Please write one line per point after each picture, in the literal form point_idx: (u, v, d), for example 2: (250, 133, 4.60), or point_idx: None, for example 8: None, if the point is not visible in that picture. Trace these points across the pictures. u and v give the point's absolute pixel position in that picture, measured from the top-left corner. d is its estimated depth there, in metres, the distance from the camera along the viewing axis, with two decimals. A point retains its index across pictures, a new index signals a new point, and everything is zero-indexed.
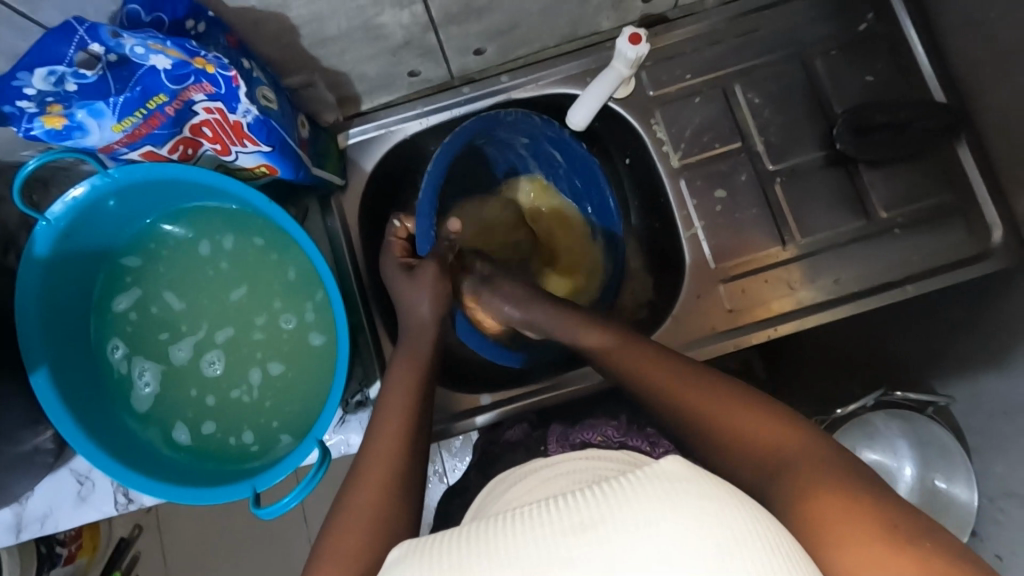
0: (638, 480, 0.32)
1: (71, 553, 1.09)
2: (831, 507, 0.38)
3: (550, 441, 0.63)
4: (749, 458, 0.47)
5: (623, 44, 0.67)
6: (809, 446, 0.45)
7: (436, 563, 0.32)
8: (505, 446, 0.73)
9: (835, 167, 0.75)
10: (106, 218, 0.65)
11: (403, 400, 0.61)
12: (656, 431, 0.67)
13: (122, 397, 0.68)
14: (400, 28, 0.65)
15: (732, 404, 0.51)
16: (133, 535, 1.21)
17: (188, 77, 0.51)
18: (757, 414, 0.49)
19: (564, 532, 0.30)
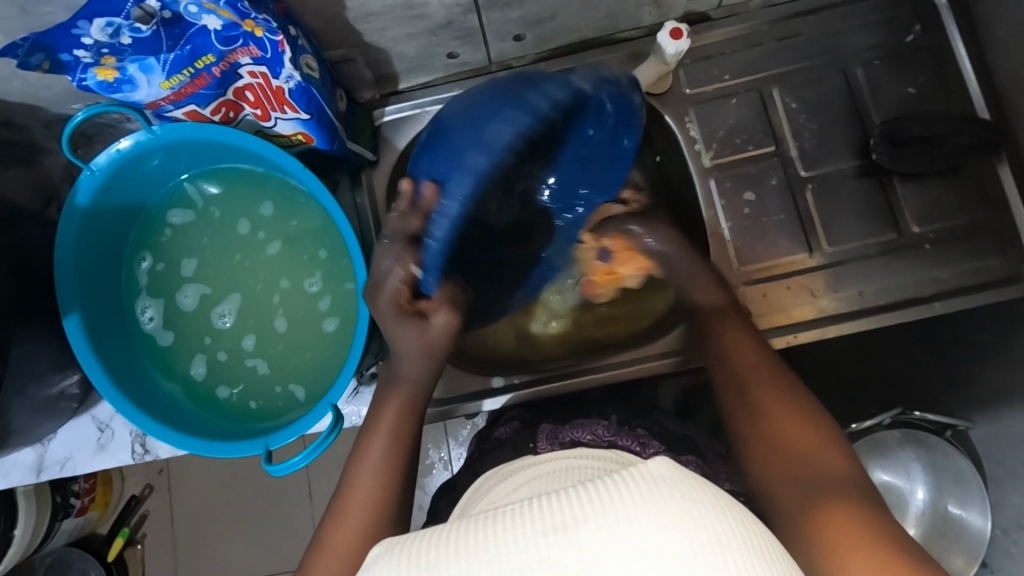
0: (626, 479, 0.33)
1: (83, 506, 1.12)
2: (837, 520, 0.44)
3: (539, 439, 0.65)
4: (790, 464, 0.51)
5: (664, 38, 0.67)
6: (851, 478, 0.49)
7: (415, 556, 0.33)
8: (494, 442, 0.72)
9: (868, 177, 0.74)
10: (146, 173, 0.67)
11: (384, 429, 0.61)
12: (648, 433, 0.68)
13: (145, 347, 0.70)
14: (442, 8, 0.65)
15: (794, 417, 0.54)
16: (144, 494, 1.25)
17: (236, 40, 0.53)
18: (814, 432, 0.53)
19: (543, 531, 0.31)
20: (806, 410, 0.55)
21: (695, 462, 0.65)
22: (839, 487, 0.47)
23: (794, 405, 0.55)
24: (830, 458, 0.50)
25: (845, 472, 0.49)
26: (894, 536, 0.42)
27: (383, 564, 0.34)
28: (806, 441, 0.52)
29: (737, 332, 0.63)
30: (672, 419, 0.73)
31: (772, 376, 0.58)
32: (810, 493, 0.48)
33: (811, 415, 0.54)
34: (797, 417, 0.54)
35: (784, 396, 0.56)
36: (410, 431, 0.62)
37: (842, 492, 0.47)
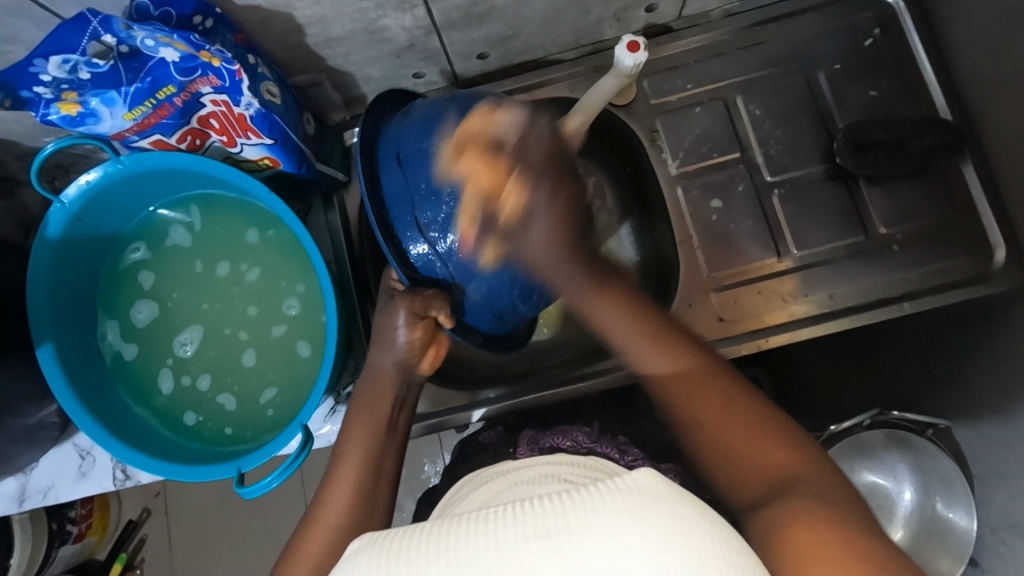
0: (613, 487, 0.33)
1: (80, 532, 1.12)
2: (809, 524, 0.39)
3: (519, 445, 0.67)
4: (744, 470, 0.48)
5: (621, 51, 0.68)
6: (808, 466, 0.46)
7: (394, 553, 0.34)
8: (475, 446, 0.74)
9: (835, 182, 0.75)
10: (118, 202, 0.68)
11: (360, 447, 0.60)
12: (628, 440, 0.70)
13: (120, 376, 0.70)
14: (403, 31, 0.66)
15: (726, 404, 0.51)
16: (142, 518, 1.25)
17: (194, 70, 0.54)
18: (739, 412, 0.50)
19: (526, 537, 0.31)
20: (750, 409, 0.51)
21: (673, 469, 0.68)
22: (812, 478, 0.44)
23: (721, 388, 0.52)
24: (776, 450, 0.47)
25: (799, 459, 0.46)
26: (865, 527, 0.39)
27: (365, 560, 0.35)
28: (738, 435, 0.49)
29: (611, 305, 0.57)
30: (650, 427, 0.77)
31: (710, 384, 0.53)
32: (782, 502, 0.42)
33: (757, 416, 0.50)
34: (717, 398, 0.52)
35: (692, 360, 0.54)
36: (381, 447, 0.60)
37: (810, 485, 0.43)
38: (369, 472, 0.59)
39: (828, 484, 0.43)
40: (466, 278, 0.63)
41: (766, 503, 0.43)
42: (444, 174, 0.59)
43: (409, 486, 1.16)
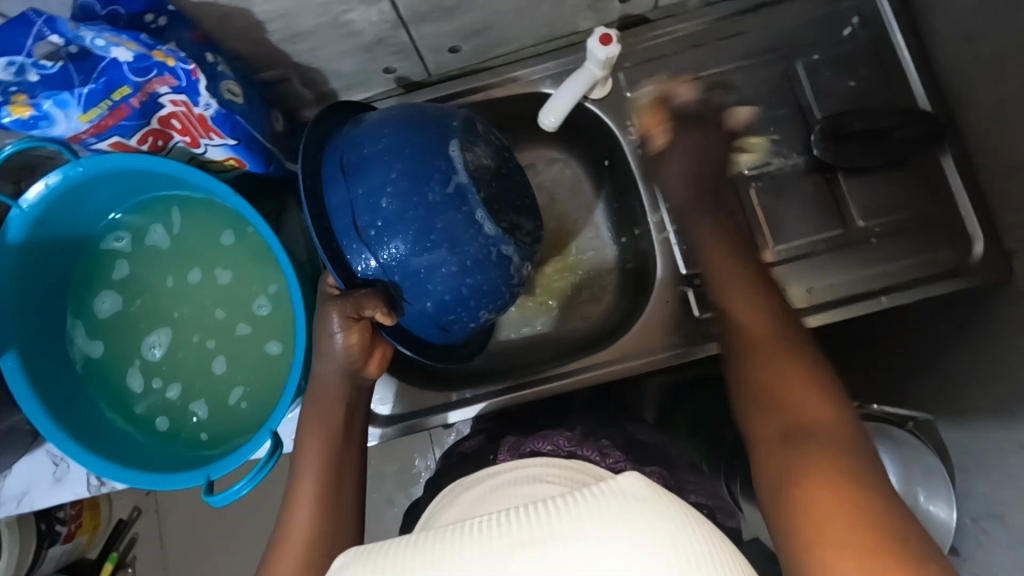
0: (600, 493, 0.34)
1: (71, 532, 1.11)
2: (824, 489, 0.40)
3: (501, 449, 0.66)
4: (775, 417, 0.48)
5: (593, 45, 0.66)
6: (841, 425, 0.45)
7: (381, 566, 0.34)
8: (459, 454, 0.73)
9: (813, 174, 0.74)
10: (81, 206, 0.66)
11: (316, 457, 0.62)
12: (612, 443, 0.67)
13: (90, 382, 0.69)
14: (369, 25, 0.64)
15: (788, 372, 0.50)
16: (132, 517, 1.24)
17: (150, 70, 0.53)
18: (806, 381, 0.48)
19: (515, 546, 0.32)
20: (809, 376, 0.49)
21: (659, 472, 0.64)
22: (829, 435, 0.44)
23: (786, 354, 0.52)
24: (814, 405, 0.47)
25: (843, 423, 0.45)
26: (885, 504, 0.38)
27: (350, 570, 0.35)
28: (805, 403, 0.47)
29: (744, 297, 0.59)
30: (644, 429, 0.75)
31: (777, 346, 0.53)
32: (798, 453, 0.44)
33: (817, 374, 0.49)
34: (794, 366, 0.50)
35: (759, 313, 0.57)
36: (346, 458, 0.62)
37: (837, 443, 0.43)
38: (332, 479, 0.61)
39: (851, 448, 0.42)
40: (420, 293, 0.62)
41: (783, 452, 0.45)
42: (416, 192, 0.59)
43: (401, 481, 1.16)
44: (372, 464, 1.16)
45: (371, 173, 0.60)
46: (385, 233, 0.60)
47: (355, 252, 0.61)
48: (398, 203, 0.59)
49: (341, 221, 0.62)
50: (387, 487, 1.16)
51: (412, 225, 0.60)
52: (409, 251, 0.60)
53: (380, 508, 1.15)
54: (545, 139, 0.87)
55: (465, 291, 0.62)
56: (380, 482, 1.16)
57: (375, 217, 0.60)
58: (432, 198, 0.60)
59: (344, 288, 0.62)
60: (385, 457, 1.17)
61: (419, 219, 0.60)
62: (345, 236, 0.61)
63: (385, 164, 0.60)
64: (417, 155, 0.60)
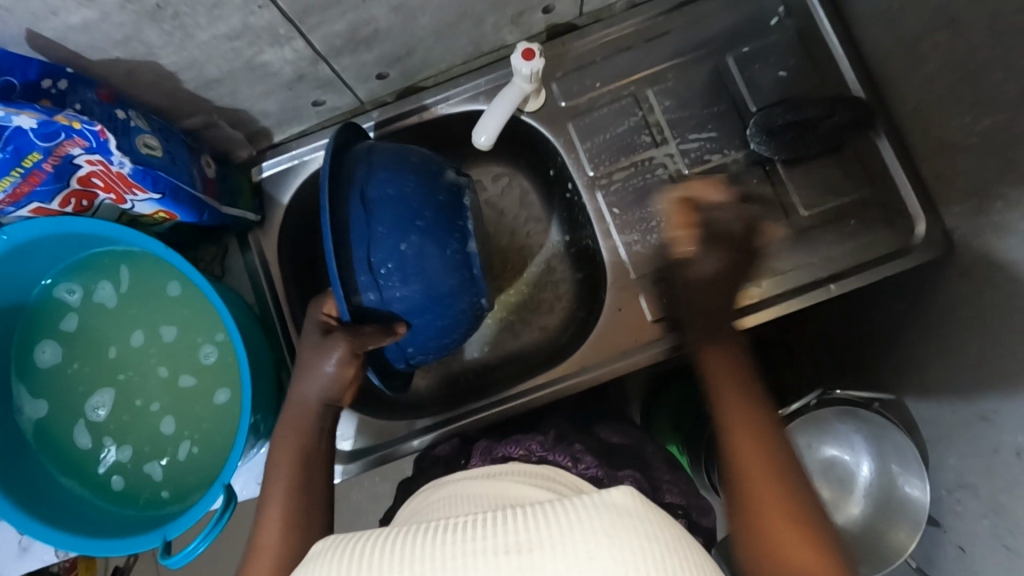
0: (593, 506, 0.33)
1: None
2: None
3: (472, 455, 0.65)
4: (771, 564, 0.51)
5: (517, 62, 0.66)
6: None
7: (361, 553, 0.34)
8: (430, 459, 0.71)
9: (753, 168, 0.74)
10: (12, 274, 0.65)
11: (284, 484, 0.60)
12: (586, 448, 0.64)
13: (41, 451, 0.68)
14: (287, 64, 0.64)
15: (782, 509, 0.52)
16: (128, 564, 1.19)
17: (58, 134, 0.52)
18: (791, 520, 0.52)
19: (496, 550, 0.32)
20: (805, 518, 0.52)
21: (635, 474, 0.62)
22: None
23: (787, 484, 0.54)
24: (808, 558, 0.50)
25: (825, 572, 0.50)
26: None
27: (325, 562, 0.35)
28: (797, 553, 0.51)
29: (736, 398, 0.58)
30: (613, 430, 0.71)
31: (771, 467, 0.54)
32: None
33: (809, 524, 0.52)
34: (779, 501, 0.53)
35: (754, 424, 0.56)
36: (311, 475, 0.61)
37: None
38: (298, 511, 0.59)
39: None
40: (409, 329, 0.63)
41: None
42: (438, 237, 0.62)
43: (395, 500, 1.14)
44: (363, 485, 1.15)
45: (396, 214, 0.61)
46: (397, 269, 0.61)
47: (363, 287, 0.60)
48: (414, 247, 0.61)
49: (355, 250, 0.59)
50: (379, 508, 1.15)
51: (421, 272, 0.61)
52: (413, 298, 0.61)
53: None
54: (490, 155, 0.86)
55: (440, 337, 0.66)
56: (374, 503, 1.15)
57: (391, 258, 0.60)
58: (449, 249, 0.63)
59: (347, 321, 0.59)
60: (374, 480, 1.16)
61: (430, 268, 0.62)
62: (356, 266, 0.59)
63: (410, 209, 0.62)
64: (439, 212, 0.64)
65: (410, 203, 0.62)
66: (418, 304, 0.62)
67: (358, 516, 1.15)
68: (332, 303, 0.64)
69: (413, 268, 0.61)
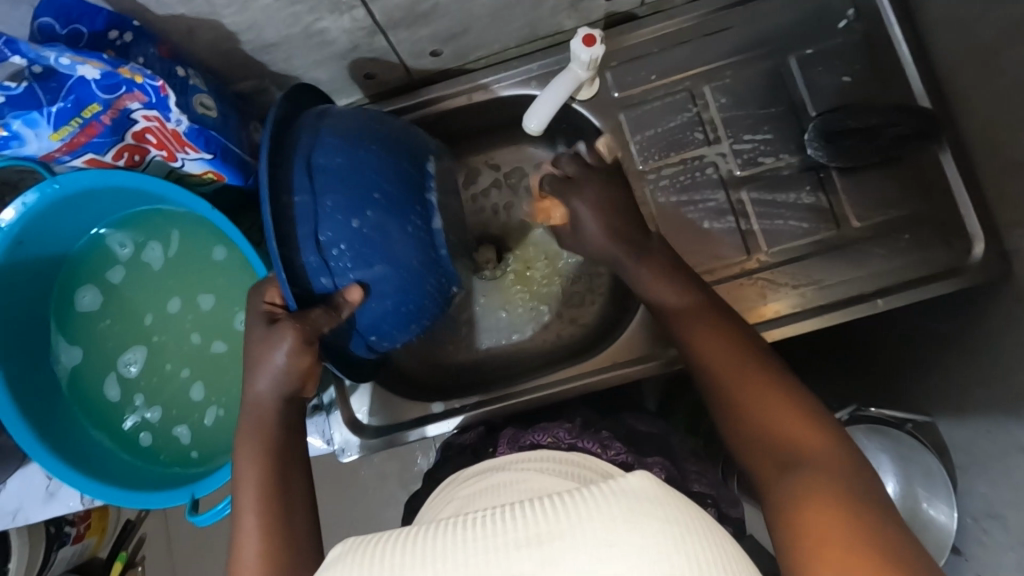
0: (610, 493, 0.32)
1: (79, 533, 1.10)
2: (821, 514, 0.40)
3: (499, 444, 0.64)
4: (774, 451, 0.47)
5: (577, 46, 0.64)
6: (830, 446, 0.45)
7: (375, 562, 0.32)
8: (455, 448, 0.70)
9: (807, 174, 0.72)
10: (59, 224, 0.65)
11: (257, 482, 0.55)
12: (613, 434, 0.64)
13: (76, 401, 0.69)
14: (344, 34, 0.63)
15: (768, 397, 0.50)
16: (140, 518, 1.21)
17: (119, 87, 0.52)
18: (779, 404, 0.49)
19: (516, 544, 0.30)
20: (795, 399, 0.50)
21: (662, 461, 0.61)
22: (824, 461, 0.44)
23: (767, 377, 0.52)
24: (795, 428, 0.47)
25: (821, 443, 0.46)
26: (876, 516, 0.39)
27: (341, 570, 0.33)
28: (792, 429, 0.47)
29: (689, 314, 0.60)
30: (641, 419, 0.70)
31: (752, 361, 0.54)
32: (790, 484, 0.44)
33: (794, 395, 0.50)
34: (768, 389, 0.51)
35: (726, 338, 0.57)
36: (296, 473, 0.57)
37: (827, 469, 0.43)
38: (280, 511, 0.54)
39: (849, 476, 0.43)
40: (367, 313, 0.60)
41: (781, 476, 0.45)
42: (397, 213, 0.58)
43: (402, 479, 1.15)
44: (374, 463, 1.16)
45: (346, 187, 0.56)
46: (351, 248, 0.56)
47: (315, 271, 0.56)
48: (370, 219, 0.56)
49: (300, 228, 0.55)
50: (389, 486, 1.15)
51: (378, 248, 0.57)
52: (371, 277, 0.57)
53: (381, 511, 1.15)
54: (532, 142, 0.85)
55: (405, 321, 0.62)
56: (381, 481, 1.16)
57: (342, 236, 0.56)
58: (410, 223, 0.59)
59: (295, 309, 0.56)
60: (386, 458, 1.16)
61: (390, 241, 0.58)
62: (303, 246, 0.55)
63: (365, 180, 0.57)
64: (399, 183, 0.59)
65: (363, 172, 0.57)
66: (379, 286, 0.58)
67: (367, 493, 1.16)
68: (275, 291, 0.59)
69: (370, 246, 0.57)
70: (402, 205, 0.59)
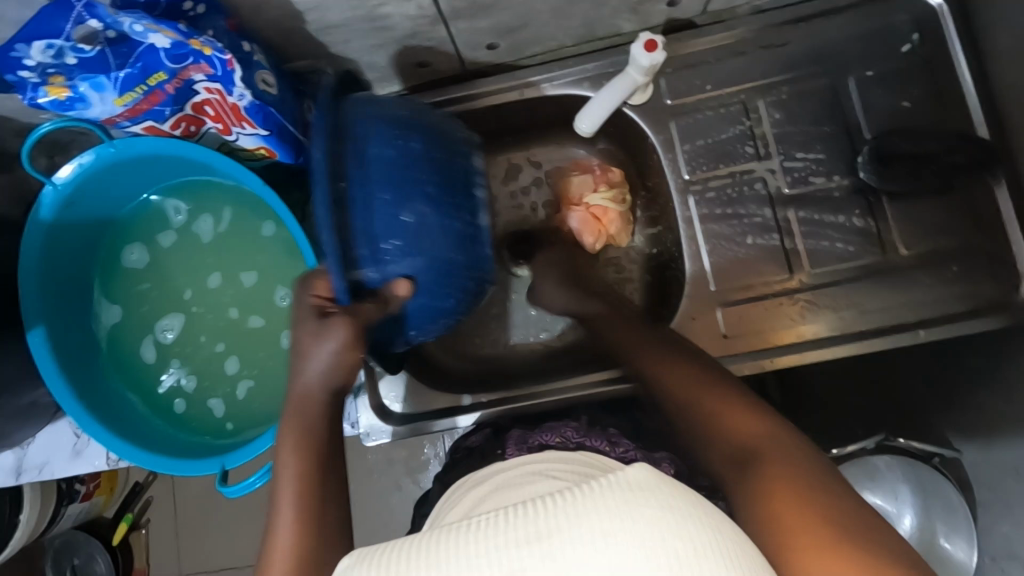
0: (609, 485, 0.32)
1: (88, 492, 1.10)
2: (788, 502, 0.40)
3: (508, 445, 0.63)
4: (732, 451, 0.48)
5: (637, 50, 0.64)
6: (780, 438, 0.47)
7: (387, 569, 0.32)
8: (464, 451, 0.70)
9: (857, 196, 0.71)
10: (111, 187, 0.66)
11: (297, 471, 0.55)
12: (620, 431, 0.65)
13: (114, 363, 0.70)
14: (406, 20, 0.63)
15: (723, 401, 0.52)
16: (149, 481, 1.22)
17: (186, 57, 0.53)
18: (735, 407, 0.51)
19: (515, 543, 0.30)
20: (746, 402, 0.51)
21: (669, 455, 0.62)
22: (779, 452, 0.45)
23: (719, 389, 0.53)
24: (749, 423, 0.49)
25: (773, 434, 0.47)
26: (837, 494, 0.40)
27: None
28: (743, 426, 0.49)
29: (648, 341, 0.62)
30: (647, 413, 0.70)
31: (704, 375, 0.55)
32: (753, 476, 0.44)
33: (750, 403, 0.51)
34: (721, 395, 0.52)
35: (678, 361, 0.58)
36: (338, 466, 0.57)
37: (779, 456, 0.44)
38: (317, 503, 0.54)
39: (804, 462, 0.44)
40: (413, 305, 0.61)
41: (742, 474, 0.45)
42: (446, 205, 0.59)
43: (409, 467, 1.15)
44: (384, 449, 1.16)
45: (394, 181, 0.57)
46: (405, 241, 0.57)
47: (365, 265, 0.56)
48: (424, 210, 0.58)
49: (354, 217, 0.55)
50: (396, 473, 1.16)
51: (429, 239, 0.58)
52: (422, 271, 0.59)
53: (387, 496, 1.15)
54: (576, 142, 0.85)
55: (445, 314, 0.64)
56: (388, 468, 1.16)
57: (400, 236, 0.56)
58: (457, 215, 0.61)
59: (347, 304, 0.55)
60: (396, 445, 1.16)
61: (441, 236, 0.59)
62: (358, 238, 0.55)
63: (418, 171, 0.58)
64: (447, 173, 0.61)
65: (418, 160, 0.59)
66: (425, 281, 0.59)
67: (375, 478, 1.16)
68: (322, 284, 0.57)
69: (423, 239, 0.58)
70: (451, 198, 0.60)
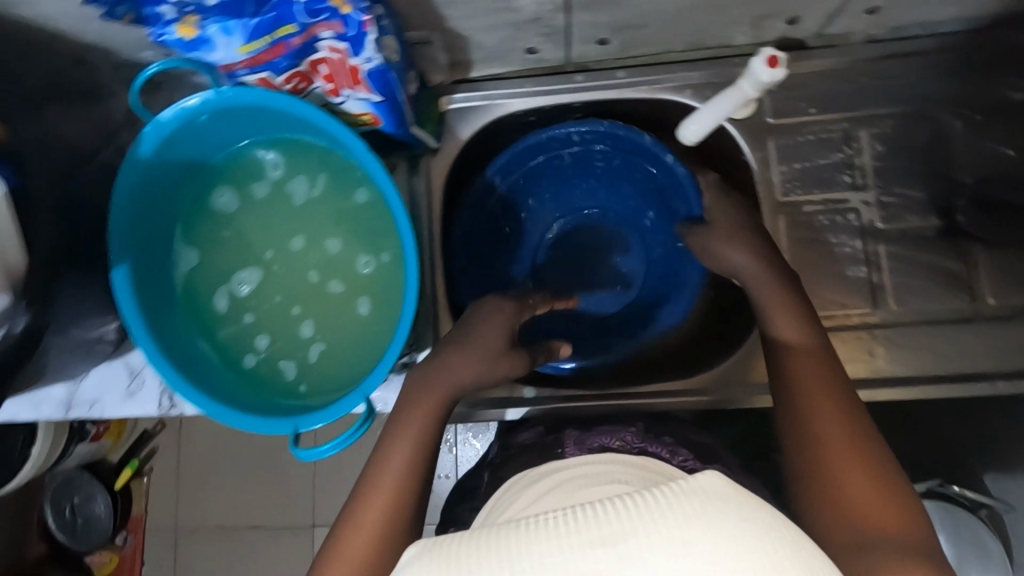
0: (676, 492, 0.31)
1: (99, 432, 1.05)
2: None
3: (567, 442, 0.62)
4: (844, 514, 0.45)
5: (759, 64, 0.63)
6: (904, 522, 0.44)
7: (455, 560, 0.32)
8: (515, 446, 0.68)
9: (947, 240, 0.70)
10: (210, 132, 0.65)
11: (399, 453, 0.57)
12: (675, 441, 0.63)
13: (186, 309, 0.69)
14: (533, 4, 0.62)
15: (850, 442, 0.49)
16: (156, 430, 1.19)
17: (321, 13, 0.52)
18: (858, 454, 0.48)
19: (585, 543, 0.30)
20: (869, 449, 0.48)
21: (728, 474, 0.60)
22: (895, 538, 0.42)
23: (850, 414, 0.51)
24: (865, 487, 0.46)
25: (893, 513, 0.44)
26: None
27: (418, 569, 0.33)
28: (862, 491, 0.46)
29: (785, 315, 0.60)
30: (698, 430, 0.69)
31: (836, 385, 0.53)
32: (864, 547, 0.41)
33: (872, 454, 0.48)
34: (843, 431, 0.50)
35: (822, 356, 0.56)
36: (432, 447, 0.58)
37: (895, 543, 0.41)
38: (407, 483, 0.55)
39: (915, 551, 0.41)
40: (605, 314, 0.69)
41: (850, 542, 0.43)
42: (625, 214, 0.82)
43: None
44: None
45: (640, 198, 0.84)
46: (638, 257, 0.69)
47: None
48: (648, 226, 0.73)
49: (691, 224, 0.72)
50: None
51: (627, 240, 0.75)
52: None
53: None
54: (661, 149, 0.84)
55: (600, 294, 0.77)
56: None
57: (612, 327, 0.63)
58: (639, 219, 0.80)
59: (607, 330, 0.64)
60: None
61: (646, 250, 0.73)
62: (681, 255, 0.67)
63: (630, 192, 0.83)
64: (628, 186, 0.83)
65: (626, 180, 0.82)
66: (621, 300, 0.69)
67: None
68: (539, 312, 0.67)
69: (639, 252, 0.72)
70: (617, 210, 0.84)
